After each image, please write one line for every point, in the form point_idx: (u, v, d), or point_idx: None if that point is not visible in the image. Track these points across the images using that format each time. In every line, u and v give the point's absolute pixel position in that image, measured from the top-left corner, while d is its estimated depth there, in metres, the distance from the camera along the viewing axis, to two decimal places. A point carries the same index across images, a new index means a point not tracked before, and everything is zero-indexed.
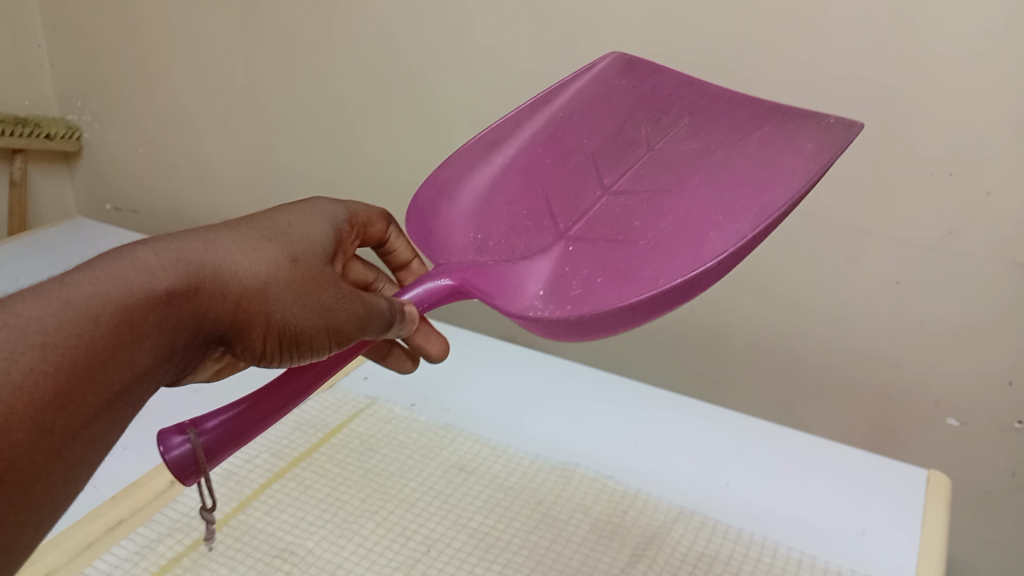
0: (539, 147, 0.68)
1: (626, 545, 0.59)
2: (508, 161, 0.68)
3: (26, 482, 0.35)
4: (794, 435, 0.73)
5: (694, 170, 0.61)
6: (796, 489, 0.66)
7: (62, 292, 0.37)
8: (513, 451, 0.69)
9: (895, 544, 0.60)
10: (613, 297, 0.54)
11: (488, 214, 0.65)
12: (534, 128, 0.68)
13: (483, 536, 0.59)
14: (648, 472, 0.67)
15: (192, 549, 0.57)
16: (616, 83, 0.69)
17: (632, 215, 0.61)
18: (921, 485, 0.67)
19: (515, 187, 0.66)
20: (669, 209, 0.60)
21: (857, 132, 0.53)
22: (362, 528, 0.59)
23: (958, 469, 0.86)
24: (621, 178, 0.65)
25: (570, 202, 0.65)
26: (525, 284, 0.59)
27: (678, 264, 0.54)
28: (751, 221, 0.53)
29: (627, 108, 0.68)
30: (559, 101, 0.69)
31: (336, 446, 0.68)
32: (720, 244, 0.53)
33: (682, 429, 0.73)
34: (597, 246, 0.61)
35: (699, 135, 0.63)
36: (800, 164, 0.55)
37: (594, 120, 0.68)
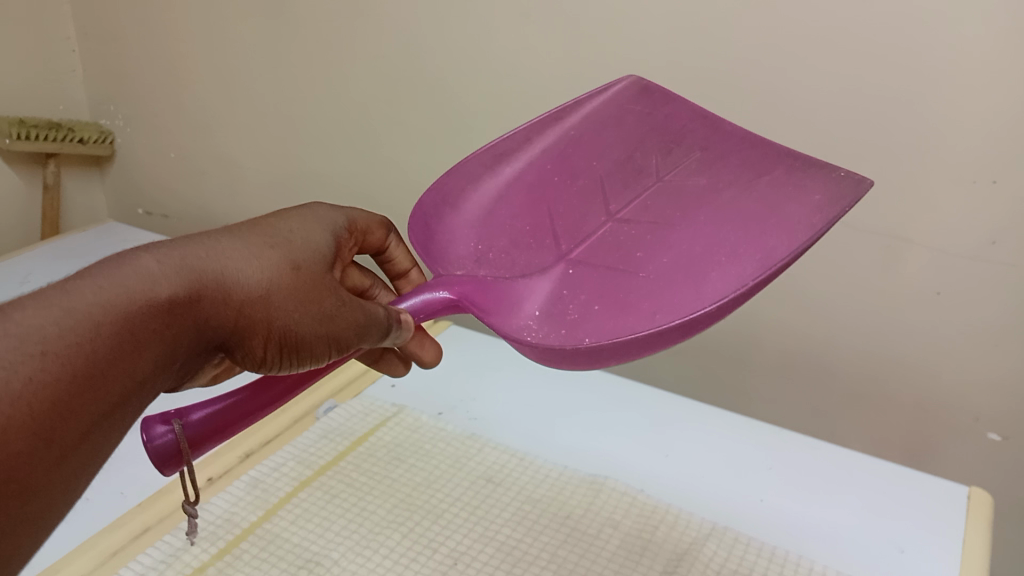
0: (547, 164, 0.66)
1: (656, 562, 0.58)
2: (515, 174, 0.66)
3: (27, 493, 0.34)
4: (830, 449, 0.71)
5: (699, 206, 0.59)
6: (831, 504, 0.64)
7: (65, 300, 0.36)
8: (540, 462, 0.67)
9: (936, 563, 0.58)
10: (611, 330, 0.52)
11: (489, 226, 0.63)
12: (544, 143, 0.67)
13: (510, 549, 0.58)
14: (680, 485, 0.66)
15: (217, 558, 0.56)
16: (629, 108, 0.67)
17: (634, 244, 0.60)
18: (962, 502, 0.65)
19: (521, 201, 0.65)
20: (671, 243, 0.58)
21: (866, 187, 0.51)
22: (387, 540, 0.58)
23: (1001, 484, 0.84)
24: (627, 206, 0.63)
25: (575, 223, 0.64)
26: (522, 304, 0.57)
27: (677, 300, 0.53)
28: (754, 267, 0.51)
29: (640, 134, 0.66)
30: (570, 118, 0.67)
31: (363, 455, 0.67)
32: (721, 286, 0.51)
33: (713, 441, 0.71)
34: (595, 272, 0.59)
35: (709, 171, 0.62)
36: (807, 215, 0.53)
37: (605, 142, 0.66)
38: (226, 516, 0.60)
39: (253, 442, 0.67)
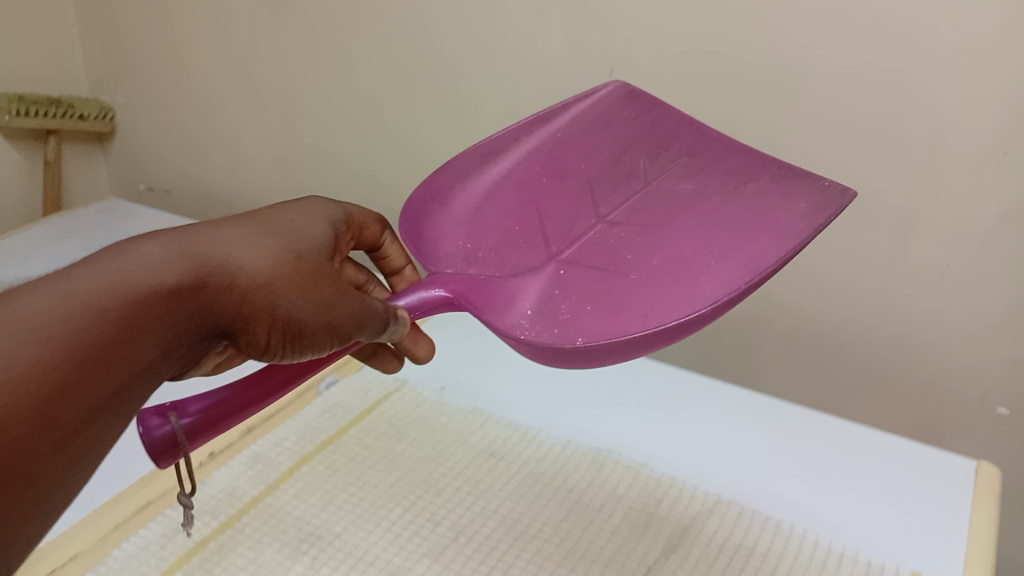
0: (535, 165, 0.68)
1: (659, 536, 0.57)
2: (503, 175, 0.67)
3: (34, 477, 0.33)
4: (836, 423, 0.70)
5: (687, 210, 0.61)
6: (838, 480, 0.63)
7: (68, 286, 0.36)
8: (543, 439, 0.67)
9: (942, 536, 0.58)
10: (601, 329, 0.52)
11: (478, 224, 0.65)
12: (531, 144, 0.68)
13: (513, 523, 0.58)
14: (686, 462, 0.65)
15: (219, 532, 0.56)
16: (617, 112, 0.69)
17: (624, 246, 0.61)
18: (969, 476, 0.64)
19: (509, 202, 0.66)
20: (661, 246, 0.59)
21: (851, 199, 0.53)
22: (390, 513, 0.58)
23: (1008, 461, 0.83)
24: (616, 208, 0.64)
25: (564, 225, 0.65)
26: (513, 302, 0.57)
27: (667, 301, 0.53)
28: (742, 271, 0.52)
29: (627, 139, 0.68)
30: (558, 121, 0.69)
31: (365, 430, 0.67)
32: (711, 289, 0.52)
33: (719, 417, 0.71)
34: (584, 272, 0.59)
35: (697, 177, 0.63)
36: (794, 221, 0.55)
37: (594, 145, 0.68)
38: (228, 491, 0.60)
39: (256, 418, 0.65)
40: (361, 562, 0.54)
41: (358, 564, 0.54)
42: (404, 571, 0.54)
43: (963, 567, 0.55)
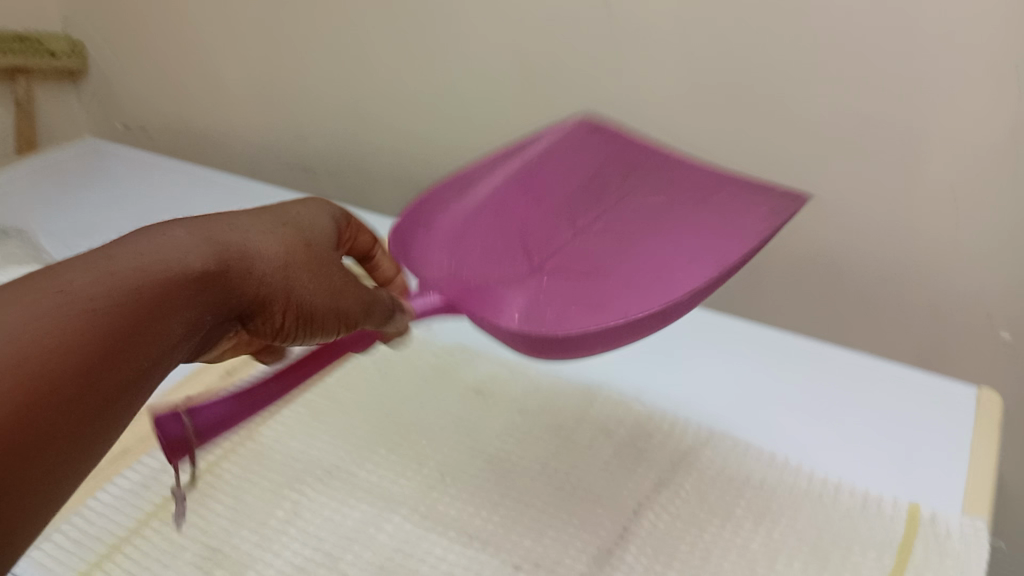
0: (511, 191, 0.66)
1: (651, 470, 0.56)
2: (480, 201, 0.66)
3: (60, 456, 0.30)
4: (838, 353, 0.67)
5: (661, 223, 0.62)
6: (838, 414, 0.61)
7: (97, 267, 0.34)
8: (535, 376, 0.65)
9: (943, 469, 0.56)
10: (588, 323, 0.56)
11: (464, 244, 0.64)
12: (506, 173, 0.67)
13: (502, 461, 0.56)
14: (682, 398, 0.63)
15: (198, 479, 0.54)
16: (591, 139, 0.67)
17: (603, 255, 0.63)
18: (971, 405, 0.61)
19: (490, 224, 0.65)
20: (634, 260, 0.61)
21: (804, 202, 0.58)
22: (374, 454, 0.56)
23: (1011, 385, 0.81)
24: (593, 222, 0.66)
25: (545, 239, 0.65)
26: (502, 310, 0.59)
27: (644, 300, 0.57)
28: (712, 262, 0.56)
29: (598, 161, 0.67)
30: (528, 151, 0.67)
31: (349, 371, 0.64)
32: (685, 281, 0.56)
33: (717, 351, 0.68)
34: (562, 287, 0.61)
35: (667, 191, 0.64)
36: (759, 222, 0.57)
37: (567, 164, 0.67)
38: None
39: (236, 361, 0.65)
40: (344, 506, 0.52)
41: (342, 508, 0.52)
42: (389, 514, 0.52)
43: (964, 499, 0.53)
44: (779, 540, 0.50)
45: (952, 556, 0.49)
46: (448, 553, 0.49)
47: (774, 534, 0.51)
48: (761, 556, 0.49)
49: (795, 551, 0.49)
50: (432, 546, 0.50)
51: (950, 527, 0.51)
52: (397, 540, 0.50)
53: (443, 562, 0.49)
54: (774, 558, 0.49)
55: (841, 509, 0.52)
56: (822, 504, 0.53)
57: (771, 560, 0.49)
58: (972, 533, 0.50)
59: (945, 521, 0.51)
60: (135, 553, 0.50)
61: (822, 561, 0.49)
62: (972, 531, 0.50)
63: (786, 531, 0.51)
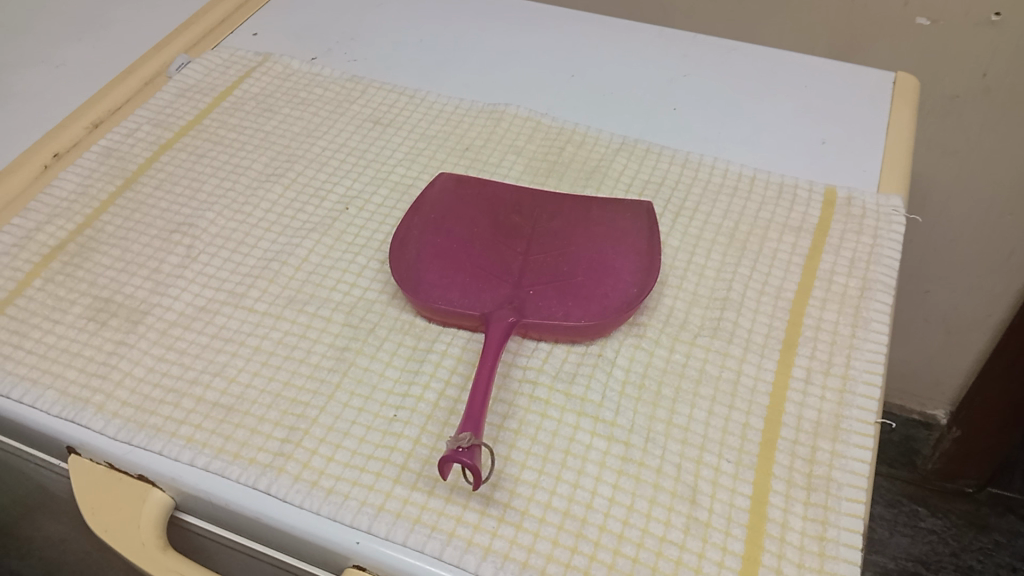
0: (438, 233, 0.47)
1: (563, 180, 0.52)
2: (421, 248, 0.47)
3: None
4: (752, 47, 0.63)
5: (597, 235, 0.47)
6: (752, 109, 0.58)
7: None
8: (433, 100, 0.58)
9: (858, 150, 0.54)
10: (591, 309, 0.43)
11: (435, 256, 0.46)
12: (428, 223, 0.48)
13: (407, 188, 0.52)
14: (591, 105, 0.58)
15: (78, 234, 0.49)
16: (478, 186, 0.51)
17: (553, 243, 0.47)
18: (887, 87, 0.58)
19: (441, 243, 0.47)
20: (574, 252, 0.46)
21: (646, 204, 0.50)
22: (269, 193, 0.51)
23: (924, 73, 0.76)
24: (521, 210, 0.49)
25: (486, 242, 0.47)
26: (514, 305, 0.43)
27: (611, 289, 0.45)
28: (646, 258, 0.46)
29: (501, 199, 0.50)
30: (430, 191, 0.50)
31: (229, 110, 0.57)
32: (632, 279, 0.45)
33: (627, 52, 0.62)
34: (541, 292, 0.44)
35: (586, 202, 0.50)
36: (635, 212, 0.49)
37: (476, 220, 0.48)
38: (81, 191, 0.52)
39: (102, 111, 0.56)
40: (244, 246, 0.48)
41: (240, 249, 0.48)
42: (292, 250, 0.48)
43: (878, 177, 0.52)
44: (695, 234, 0.49)
45: (870, 235, 0.49)
46: (366, 283, 0.46)
47: (687, 228, 0.50)
48: (678, 252, 0.48)
49: (713, 244, 0.49)
50: (343, 275, 0.47)
51: (866, 206, 0.50)
52: (304, 273, 0.47)
53: (355, 291, 0.46)
54: (692, 253, 0.48)
55: (757, 199, 0.51)
56: (740, 197, 0.51)
57: (689, 254, 0.48)
58: (890, 210, 0.50)
59: (861, 199, 0.51)
60: (18, 313, 0.45)
61: (740, 252, 0.48)
62: (888, 208, 0.50)
63: (700, 224, 0.50)
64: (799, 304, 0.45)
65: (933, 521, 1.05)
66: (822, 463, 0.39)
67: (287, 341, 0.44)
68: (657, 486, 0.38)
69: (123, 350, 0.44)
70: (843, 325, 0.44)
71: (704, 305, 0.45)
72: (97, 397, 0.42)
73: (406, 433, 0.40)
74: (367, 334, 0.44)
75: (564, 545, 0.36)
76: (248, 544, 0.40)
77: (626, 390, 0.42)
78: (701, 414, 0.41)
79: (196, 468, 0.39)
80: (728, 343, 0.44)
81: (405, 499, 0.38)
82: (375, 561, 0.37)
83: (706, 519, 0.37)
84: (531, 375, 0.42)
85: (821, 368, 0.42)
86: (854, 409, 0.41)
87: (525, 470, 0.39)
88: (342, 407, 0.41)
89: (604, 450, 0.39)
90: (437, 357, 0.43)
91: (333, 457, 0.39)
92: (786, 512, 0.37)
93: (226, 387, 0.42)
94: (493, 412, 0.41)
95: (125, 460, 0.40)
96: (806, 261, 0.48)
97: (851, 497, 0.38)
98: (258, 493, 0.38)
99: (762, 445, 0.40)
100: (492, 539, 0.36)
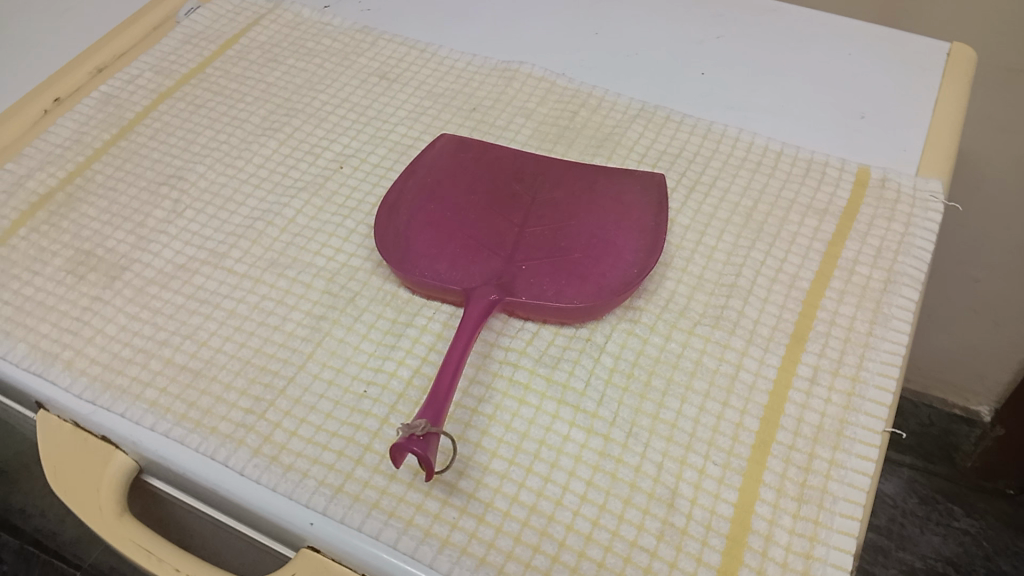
0: (431, 199, 0.45)
1: (571, 148, 0.49)
2: (411, 213, 0.44)
3: None
4: (795, 8, 0.58)
5: (600, 209, 0.44)
6: (786, 77, 0.53)
7: None
8: (444, 55, 0.55)
9: (899, 128, 0.49)
10: (583, 289, 0.40)
11: (426, 223, 0.44)
12: (422, 188, 0.45)
13: (405, 149, 0.49)
14: (610, 67, 0.54)
15: (67, 183, 0.48)
16: (481, 150, 0.48)
17: (551, 215, 0.44)
18: (938, 58, 0.53)
19: (433, 209, 0.44)
20: (574, 226, 0.43)
21: (657, 178, 0.46)
22: (263, 148, 0.49)
23: (985, 43, 0.69)
24: (521, 178, 0.46)
25: (481, 211, 0.44)
26: (502, 281, 0.41)
27: (609, 268, 0.41)
28: (650, 237, 0.43)
29: (503, 165, 0.47)
30: (428, 154, 0.47)
31: (232, 60, 0.55)
32: (632, 258, 0.42)
33: (656, 8, 0.58)
34: (534, 268, 0.41)
35: (594, 171, 0.47)
36: (643, 186, 0.46)
37: (472, 186, 0.45)
38: (75, 138, 0.50)
39: (107, 56, 0.55)
40: (231, 203, 0.47)
41: (228, 207, 0.46)
42: (280, 210, 0.46)
43: (920, 158, 0.48)
44: (707, 213, 0.46)
45: (902, 221, 0.44)
46: (351, 249, 0.44)
47: (700, 206, 0.46)
48: (687, 231, 0.45)
49: (727, 224, 0.45)
50: (329, 239, 0.45)
51: (902, 189, 0.46)
52: (290, 235, 0.45)
53: (339, 257, 0.44)
54: (702, 232, 0.45)
55: (781, 176, 0.47)
56: (762, 173, 0.47)
57: (698, 234, 0.45)
58: (926, 196, 0.45)
59: (896, 181, 0.46)
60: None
61: (755, 234, 0.44)
62: (925, 193, 0.45)
63: (716, 201, 0.46)
64: (813, 295, 0.42)
65: (968, 521, 1.00)
66: (818, 473, 0.36)
67: (264, 306, 0.42)
68: (633, 486, 0.35)
69: (97, 306, 0.42)
70: (860, 321, 0.41)
71: (708, 291, 0.42)
72: (67, 353, 0.40)
73: (374, 411, 0.38)
74: (347, 304, 0.42)
75: (526, 543, 0.34)
76: (210, 513, 0.39)
77: (613, 378, 0.39)
78: (691, 411, 0.38)
79: (157, 434, 0.37)
80: (730, 334, 0.40)
81: (365, 482, 0.36)
82: (328, 545, 0.35)
83: (683, 525, 0.34)
84: (512, 358, 0.40)
85: (829, 368, 0.39)
86: (860, 415, 0.37)
87: (494, 459, 0.36)
88: (312, 379, 0.39)
89: (581, 443, 0.37)
90: (416, 332, 0.41)
91: (296, 432, 0.37)
92: (772, 524, 0.34)
93: (196, 351, 0.40)
94: (467, 395, 0.38)
95: (88, 420, 0.39)
96: (827, 247, 0.44)
97: (846, 513, 0.34)
98: (215, 464, 0.37)
99: (754, 448, 0.36)
100: (451, 531, 0.34)
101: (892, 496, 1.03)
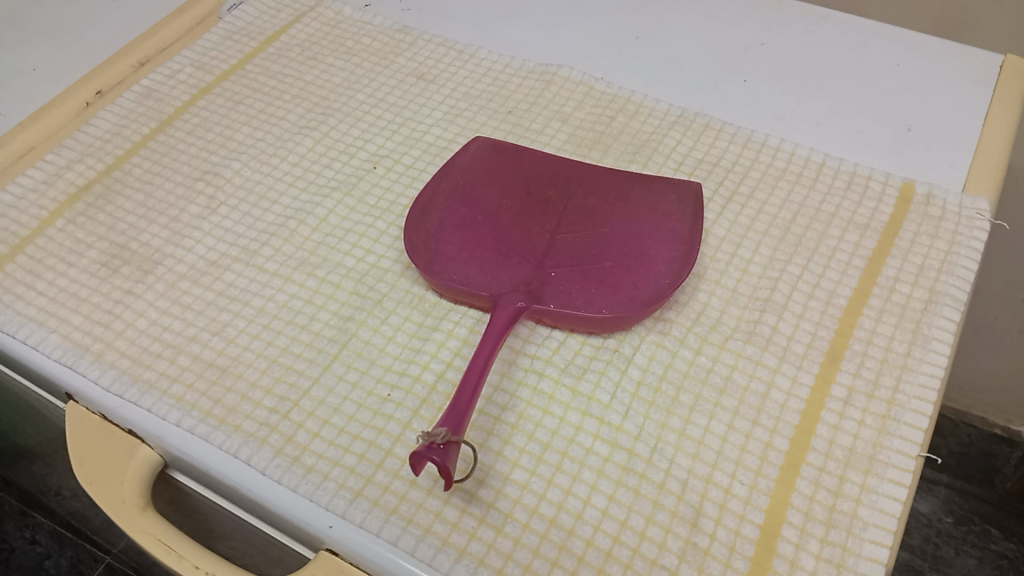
0: (463, 203, 0.44)
1: (606, 154, 0.48)
2: (441, 216, 0.44)
3: None
4: (844, 16, 0.56)
5: (632, 217, 0.43)
6: (832, 86, 0.52)
7: None
8: (483, 57, 0.55)
9: (946, 142, 0.48)
10: (612, 299, 0.40)
11: (456, 227, 0.43)
12: (453, 191, 0.45)
13: (439, 152, 0.49)
14: (651, 71, 0.53)
15: (105, 175, 0.48)
16: (514, 154, 0.47)
17: (583, 222, 0.43)
18: (991, 71, 0.51)
19: (464, 213, 0.44)
20: (606, 234, 0.43)
21: (693, 188, 0.46)
22: (298, 146, 0.49)
23: None
24: (555, 184, 0.45)
25: (512, 216, 0.44)
26: (531, 288, 0.40)
27: (639, 279, 0.41)
28: (682, 248, 0.42)
29: (537, 170, 0.46)
30: (462, 157, 0.47)
31: (272, 57, 0.55)
32: (663, 270, 0.41)
33: (701, 13, 0.57)
34: (564, 276, 0.41)
35: (627, 178, 0.46)
36: (677, 196, 0.45)
37: (505, 191, 0.45)
38: (115, 131, 0.51)
39: (149, 49, 0.55)
40: (265, 200, 0.47)
41: (261, 204, 0.46)
42: (312, 208, 0.46)
43: (968, 174, 0.46)
44: (744, 224, 0.45)
45: (946, 240, 0.43)
46: (381, 251, 0.44)
47: (737, 217, 0.45)
48: (723, 242, 0.44)
49: (764, 237, 0.44)
50: (359, 240, 0.45)
51: (947, 206, 0.44)
52: (320, 235, 0.45)
53: (369, 258, 0.44)
54: (738, 244, 0.44)
55: (821, 189, 0.46)
56: (803, 185, 0.46)
57: (734, 247, 0.44)
58: (973, 215, 0.44)
59: (942, 198, 0.45)
60: (36, 253, 0.44)
61: (793, 247, 0.43)
62: (971, 211, 0.44)
63: (753, 212, 0.45)
64: (851, 313, 0.40)
65: (1005, 545, 0.97)
66: (848, 498, 0.35)
67: (292, 305, 0.42)
68: (656, 503, 0.35)
69: (129, 299, 0.42)
70: (899, 341, 0.39)
71: (741, 305, 0.41)
72: (97, 346, 0.40)
73: (397, 415, 0.38)
74: (374, 306, 0.42)
75: (545, 557, 0.33)
76: (230, 510, 0.39)
77: (639, 392, 0.38)
78: (718, 428, 0.37)
79: (181, 430, 0.37)
80: (762, 351, 0.39)
81: (385, 487, 0.35)
82: (345, 549, 0.34)
83: (706, 546, 0.34)
84: (538, 366, 0.39)
85: (864, 390, 0.38)
86: (895, 440, 0.36)
87: (515, 470, 0.36)
88: (336, 380, 0.39)
89: (604, 456, 0.36)
90: (442, 336, 0.41)
91: (319, 434, 0.37)
92: (798, 549, 0.33)
93: (223, 348, 0.40)
94: (490, 403, 0.38)
95: (115, 413, 0.39)
96: (867, 264, 0.42)
97: (876, 541, 0.33)
98: (237, 462, 0.37)
99: (783, 469, 0.36)
100: (469, 541, 0.34)
101: (927, 516, 1.00)
